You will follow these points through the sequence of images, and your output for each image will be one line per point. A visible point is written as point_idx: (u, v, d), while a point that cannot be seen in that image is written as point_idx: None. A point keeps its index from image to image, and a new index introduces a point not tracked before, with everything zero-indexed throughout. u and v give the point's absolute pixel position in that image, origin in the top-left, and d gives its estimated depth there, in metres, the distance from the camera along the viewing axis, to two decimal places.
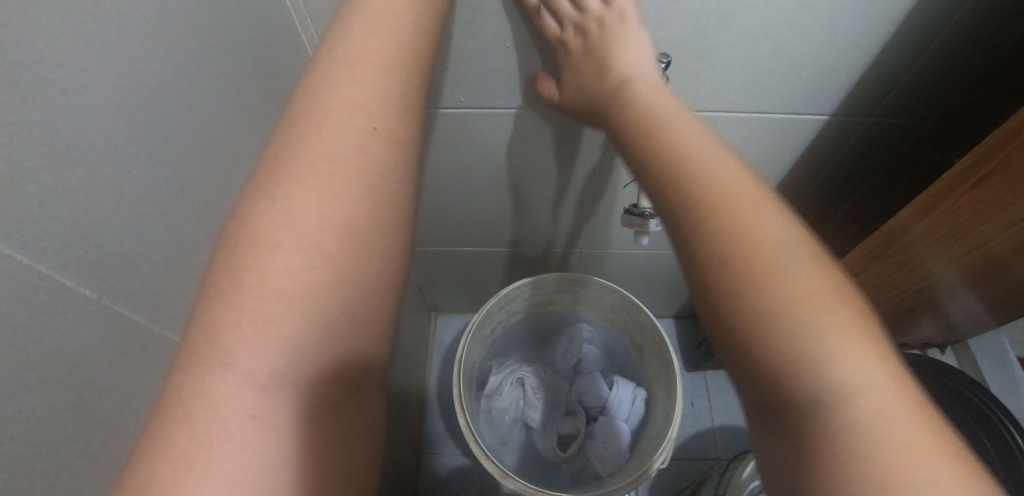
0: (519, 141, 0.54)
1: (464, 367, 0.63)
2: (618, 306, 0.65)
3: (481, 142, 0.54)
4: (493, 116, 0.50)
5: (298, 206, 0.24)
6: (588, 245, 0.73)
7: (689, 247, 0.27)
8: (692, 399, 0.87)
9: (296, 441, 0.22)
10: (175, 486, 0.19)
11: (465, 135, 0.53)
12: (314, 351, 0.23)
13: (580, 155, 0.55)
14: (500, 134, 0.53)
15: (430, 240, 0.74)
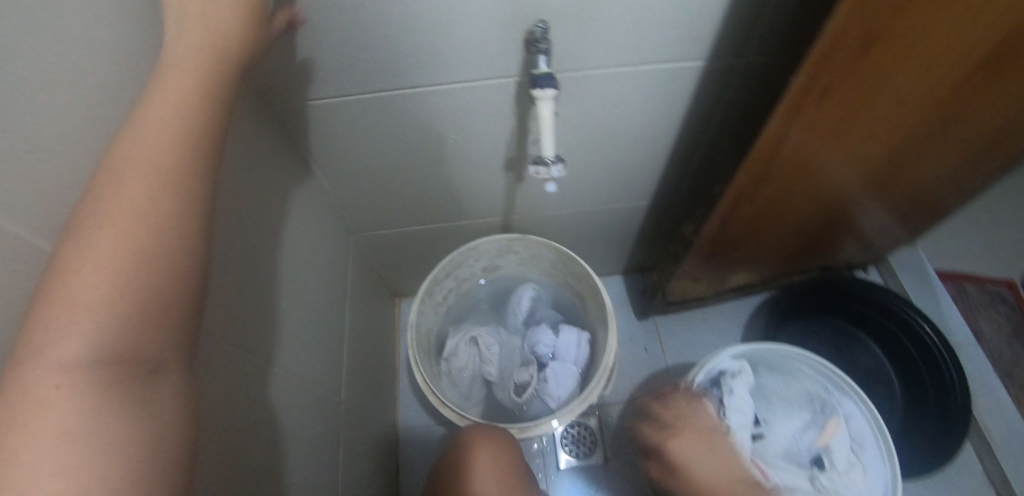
0: (439, 113, 0.60)
1: (418, 332, 0.69)
2: (554, 262, 0.74)
3: (406, 119, 0.60)
4: (413, 91, 0.56)
5: (112, 201, 0.23)
6: (525, 208, 0.79)
7: None
8: (646, 345, 0.94)
9: (127, 389, 0.22)
10: (12, 423, 0.19)
11: (392, 114, 0.59)
12: (150, 299, 0.23)
13: (495, 119, 0.62)
14: (421, 109, 0.59)
15: (379, 223, 0.80)
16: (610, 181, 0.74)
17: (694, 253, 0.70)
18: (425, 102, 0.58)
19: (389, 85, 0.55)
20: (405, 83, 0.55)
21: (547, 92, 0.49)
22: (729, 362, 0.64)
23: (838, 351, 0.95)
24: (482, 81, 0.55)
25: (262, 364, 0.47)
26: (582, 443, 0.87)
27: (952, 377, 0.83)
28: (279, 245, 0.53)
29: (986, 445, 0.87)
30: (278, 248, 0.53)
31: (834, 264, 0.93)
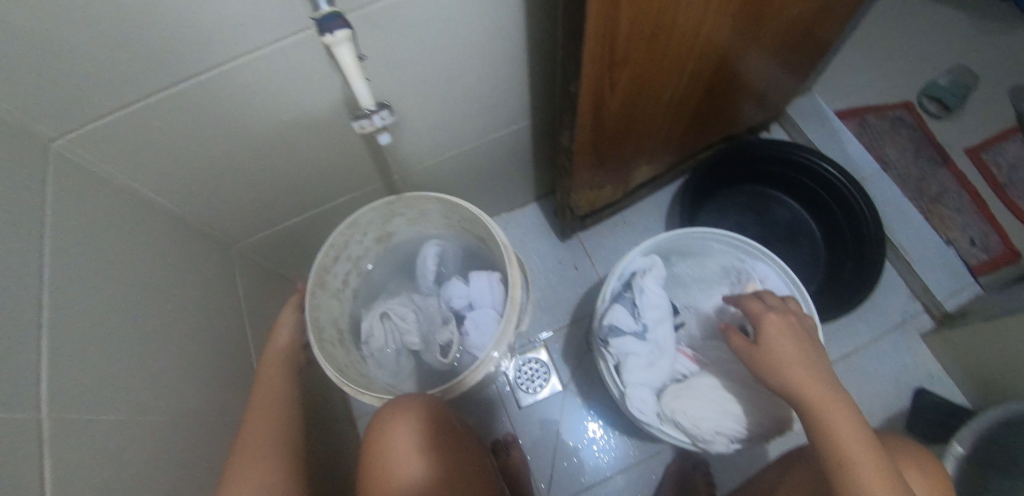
0: (246, 91, 0.52)
1: (322, 325, 0.65)
2: (443, 213, 0.69)
3: (213, 108, 0.53)
4: (202, 75, 0.48)
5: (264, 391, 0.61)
6: (401, 163, 0.74)
7: None
8: (576, 263, 0.92)
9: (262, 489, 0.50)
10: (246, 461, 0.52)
11: (194, 105, 0.51)
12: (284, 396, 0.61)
13: (317, 80, 0.54)
14: (224, 94, 0.51)
15: (251, 221, 0.74)
16: (475, 110, 0.68)
17: (581, 162, 0.66)
18: (222, 85, 0.50)
19: (169, 76, 0.46)
20: (186, 69, 0.46)
21: (339, 36, 0.41)
22: (640, 260, 0.61)
23: (758, 214, 0.95)
24: (277, 43, 0.47)
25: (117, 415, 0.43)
26: (535, 379, 0.87)
27: (863, 210, 0.83)
28: (102, 286, 0.48)
29: (906, 263, 0.91)
30: (101, 290, 0.47)
31: (735, 132, 0.91)
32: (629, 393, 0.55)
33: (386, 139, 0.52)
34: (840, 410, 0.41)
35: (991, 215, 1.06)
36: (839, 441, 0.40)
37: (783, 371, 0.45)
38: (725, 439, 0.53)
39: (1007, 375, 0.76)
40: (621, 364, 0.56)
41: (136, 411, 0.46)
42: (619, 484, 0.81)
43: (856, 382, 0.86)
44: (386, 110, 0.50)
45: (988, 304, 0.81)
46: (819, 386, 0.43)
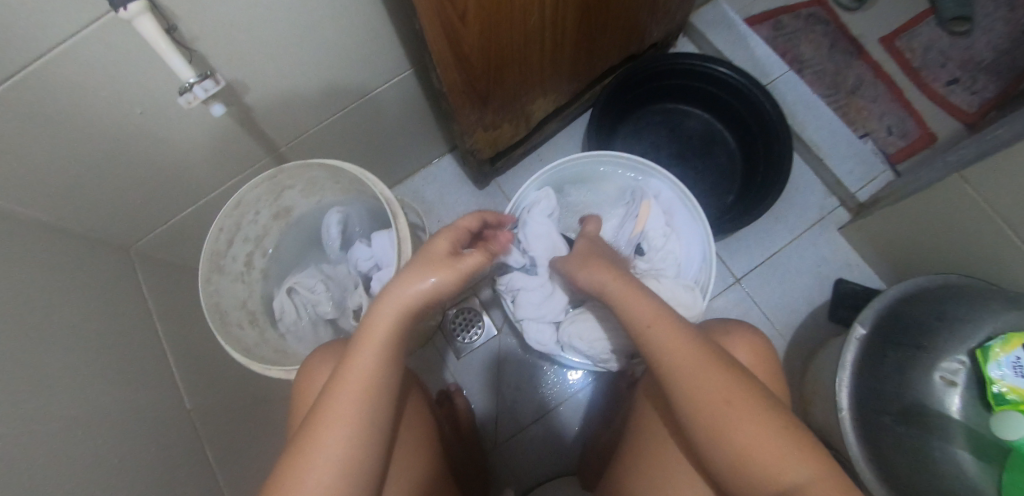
0: (79, 84, 0.48)
1: (228, 310, 0.65)
2: (332, 177, 0.67)
3: (49, 107, 0.49)
4: (17, 76, 0.44)
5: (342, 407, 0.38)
6: (288, 132, 0.72)
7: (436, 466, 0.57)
8: (496, 209, 0.94)
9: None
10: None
11: (24, 108, 0.48)
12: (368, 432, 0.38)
13: (156, 63, 0.50)
14: (52, 91, 0.48)
15: (145, 220, 0.72)
16: (349, 66, 0.65)
17: (460, 103, 0.66)
18: (51, 76, 0.46)
19: None
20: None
21: (134, 10, 0.39)
22: (530, 196, 0.62)
23: (672, 132, 0.95)
24: (87, 28, 0.43)
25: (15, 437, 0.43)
26: (470, 328, 0.88)
27: (769, 110, 0.83)
28: None
29: (819, 160, 0.92)
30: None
31: (638, 50, 0.88)
32: (524, 328, 0.59)
33: (219, 109, 0.51)
34: (654, 311, 0.42)
35: (906, 101, 1.07)
36: (660, 348, 0.41)
37: (582, 271, 0.50)
38: (618, 356, 0.56)
39: (914, 252, 0.79)
40: (516, 300, 0.59)
41: (36, 419, 0.45)
42: (562, 410, 0.85)
43: (778, 281, 0.89)
44: (210, 80, 0.48)
45: (896, 187, 0.82)
46: (635, 295, 0.44)
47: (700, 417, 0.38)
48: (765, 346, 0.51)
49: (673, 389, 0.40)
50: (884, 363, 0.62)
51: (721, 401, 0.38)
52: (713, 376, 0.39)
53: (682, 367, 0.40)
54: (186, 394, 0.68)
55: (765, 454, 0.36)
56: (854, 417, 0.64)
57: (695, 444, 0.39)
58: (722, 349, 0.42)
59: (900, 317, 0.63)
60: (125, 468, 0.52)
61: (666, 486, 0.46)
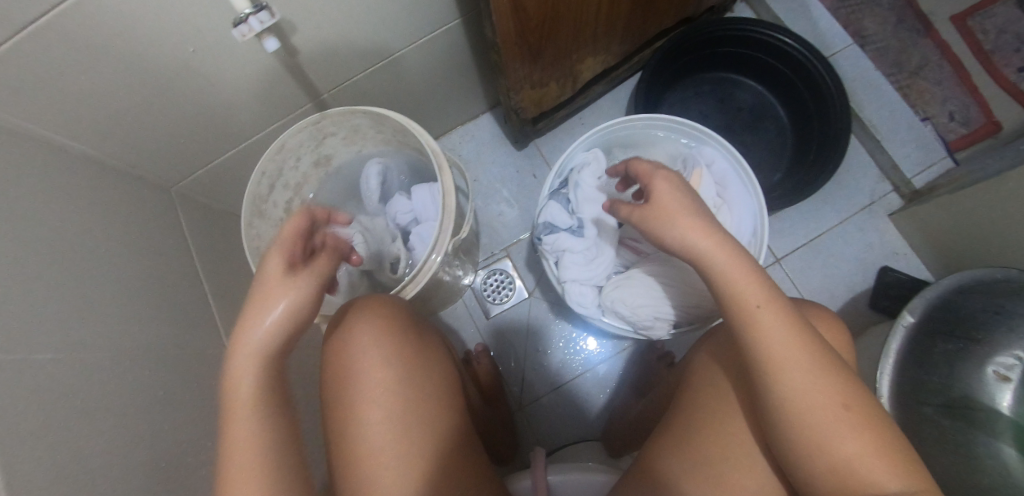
0: (132, 15, 0.47)
1: (269, 253, 0.65)
2: (374, 127, 0.66)
3: (102, 38, 0.49)
4: (72, 0, 0.43)
5: (248, 342, 0.39)
6: (333, 80, 0.71)
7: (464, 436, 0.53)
8: (534, 172, 0.93)
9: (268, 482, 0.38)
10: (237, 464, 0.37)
11: (74, 36, 0.47)
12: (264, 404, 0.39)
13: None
14: (106, 21, 0.47)
15: (189, 161, 0.73)
16: (398, 12, 0.63)
17: (510, 56, 0.63)
18: (104, 3, 0.45)
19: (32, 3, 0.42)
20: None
21: None
22: (579, 155, 0.60)
23: (721, 103, 0.91)
24: None
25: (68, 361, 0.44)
26: (501, 290, 0.88)
27: (829, 85, 0.78)
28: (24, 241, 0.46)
29: (876, 142, 0.87)
30: (24, 229, 0.46)
31: (693, 13, 0.84)
32: (567, 290, 0.58)
33: (271, 44, 0.50)
34: (764, 296, 0.38)
35: (970, 86, 0.99)
36: (773, 336, 0.37)
37: (663, 224, 0.41)
38: (664, 324, 0.56)
39: (968, 244, 0.75)
40: (561, 262, 0.58)
41: (81, 349, 0.46)
42: (589, 377, 0.86)
43: (820, 265, 0.86)
44: (267, 12, 0.47)
45: (958, 175, 0.78)
46: (735, 270, 0.39)
47: (811, 420, 0.36)
48: (834, 320, 0.49)
49: (779, 387, 0.37)
50: (931, 351, 0.60)
51: (840, 405, 0.36)
52: (827, 377, 0.36)
53: (794, 360, 0.36)
54: (224, 334, 0.70)
55: (875, 462, 0.35)
56: (895, 402, 0.59)
57: (788, 440, 0.37)
58: (827, 344, 0.39)
59: (954, 308, 0.60)
60: (163, 401, 0.54)
61: (721, 465, 0.44)
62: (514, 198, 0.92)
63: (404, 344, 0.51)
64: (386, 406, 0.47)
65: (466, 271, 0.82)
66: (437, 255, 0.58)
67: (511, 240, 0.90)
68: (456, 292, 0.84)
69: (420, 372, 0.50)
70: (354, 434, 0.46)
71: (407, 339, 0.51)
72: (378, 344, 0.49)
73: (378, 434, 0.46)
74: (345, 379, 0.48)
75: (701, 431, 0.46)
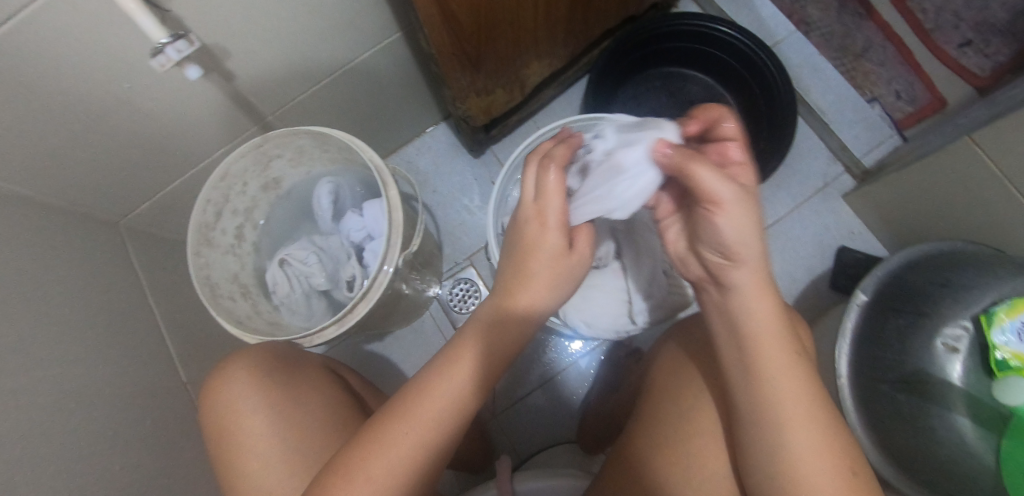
0: (51, 53, 0.46)
1: (220, 282, 0.64)
2: (320, 146, 0.65)
3: (22, 79, 0.47)
4: None
5: (417, 414, 0.39)
6: (276, 101, 0.70)
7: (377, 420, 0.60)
8: (493, 179, 0.93)
9: None
10: None
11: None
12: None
13: (129, 29, 0.48)
14: (25, 62, 0.46)
15: (134, 194, 0.71)
16: (335, 29, 0.63)
17: (449, 66, 0.63)
18: (20, 45, 0.44)
19: None
20: None
21: None
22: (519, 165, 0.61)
23: (672, 97, 0.92)
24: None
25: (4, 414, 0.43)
26: (468, 299, 0.88)
27: (772, 73, 0.80)
28: None
29: (824, 126, 0.89)
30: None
31: (636, 11, 0.85)
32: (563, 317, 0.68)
33: (195, 72, 0.49)
34: (785, 341, 0.38)
35: (914, 64, 1.00)
36: (780, 373, 0.37)
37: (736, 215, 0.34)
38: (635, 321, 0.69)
39: (918, 219, 0.77)
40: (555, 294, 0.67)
41: (32, 393, 0.45)
42: (562, 380, 0.86)
43: (780, 250, 0.87)
44: (183, 40, 0.46)
45: (904, 153, 0.80)
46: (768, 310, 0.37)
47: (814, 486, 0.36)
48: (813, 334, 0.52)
49: (782, 440, 0.37)
50: (884, 329, 0.61)
51: (846, 470, 0.36)
52: (837, 443, 0.37)
53: (797, 401, 0.37)
54: (181, 367, 0.69)
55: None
56: (854, 383, 0.61)
57: (769, 493, 0.38)
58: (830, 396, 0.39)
59: (904, 283, 0.61)
60: (119, 442, 0.53)
61: (691, 469, 0.45)
62: (475, 206, 0.92)
63: (283, 393, 0.50)
64: (276, 457, 0.47)
65: (429, 283, 0.82)
66: (388, 267, 0.57)
67: (474, 247, 0.90)
68: (420, 303, 0.84)
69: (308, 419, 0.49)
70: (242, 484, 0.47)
71: (286, 386, 0.50)
72: (253, 402, 0.49)
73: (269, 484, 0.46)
74: (225, 436, 0.49)
75: (679, 443, 0.46)
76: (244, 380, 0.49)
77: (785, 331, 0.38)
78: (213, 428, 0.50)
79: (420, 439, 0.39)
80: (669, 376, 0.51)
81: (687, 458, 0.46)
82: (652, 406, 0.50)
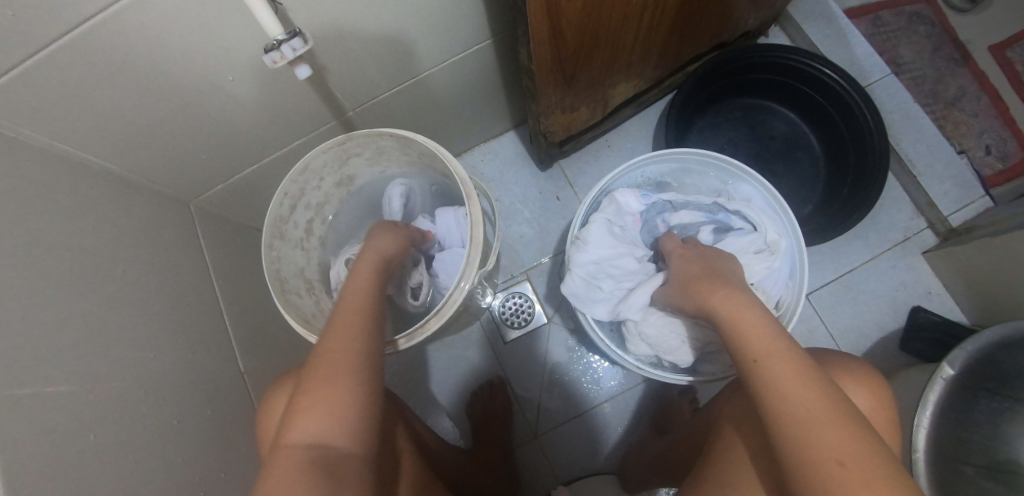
0: (159, 31, 0.46)
1: (290, 275, 0.63)
2: (401, 149, 0.64)
3: (128, 55, 0.47)
4: (100, 18, 0.42)
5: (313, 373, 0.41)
6: (360, 98, 0.70)
7: (417, 445, 0.61)
8: (558, 194, 0.91)
9: (329, 462, 0.38)
10: (299, 452, 0.37)
11: (101, 52, 0.45)
12: (327, 411, 0.39)
13: (238, 16, 0.47)
14: (135, 39, 0.46)
15: (210, 179, 0.71)
16: (430, 30, 0.61)
17: (544, 82, 0.61)
18: (130, 22, 0.43)
19: (65, 20, 0.41)
20: (83, 10, 0.40)
21: None
22: (610, 178, 0.58)
23: (751, 129, 0.89)
24: None
25: (86, 391, 0.44)
26: (520, 314, 0.87)
27: (867, 118, 0.76)
28: (40, 265, 0.44)
29: (911, 177, 0.85)
30: (26, 252, 0.44)
31: (728, 38, 0.81)
32: (580, 273, 0.53)
33: (304, 71, 0.48)
34: (777, 349, 0.40)
35: (1007, 118, 0.97)
36: (781, 382, 0.38)
37: (699, 294, 0.46)
38: (645, 345, 0.55)
39: (1006, 289, 0.72)
40: (580, 237, 0.54)
41: (92, 376, 0.45)
42: (607, 409, 0.83)
43: (850, 302, 0.83)
44: (298, 38, 0.45)
45: (999, 217, 0.75)
46: (765, 335, 0.41)
47: (808, 475, 0.34)
48: (885, 391, 0.49)
49: (787, 438, 0.36)
50: (977, 409, 0.58)
51: (830, 461, 0.34)
52: (837, 429, 0.35)
53: (798, 410, 0.37)
54: (240, 356, 0.68)
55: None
56: (931, 459, 0.58)
57: None
58: (854, 405, 0.37)
59: (999, 365, 0.58)
60: (180, 431, 0.53)
61: None
62: (536, 220, 0.90)
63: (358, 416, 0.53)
64: None
65: (485, 295, 0.80)
66: (464, 286, 0.56)
67: (531, 262, 0.88)
68: (474, 314, 0.83)
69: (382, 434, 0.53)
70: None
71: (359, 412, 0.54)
72: None
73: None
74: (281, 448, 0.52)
75: None
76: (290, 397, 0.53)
77: (795, 358, 0.40)
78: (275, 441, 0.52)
79: (340, 370, 0.41)
80: (717, 435, 0.51)
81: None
82: (709, 474, 0.49)
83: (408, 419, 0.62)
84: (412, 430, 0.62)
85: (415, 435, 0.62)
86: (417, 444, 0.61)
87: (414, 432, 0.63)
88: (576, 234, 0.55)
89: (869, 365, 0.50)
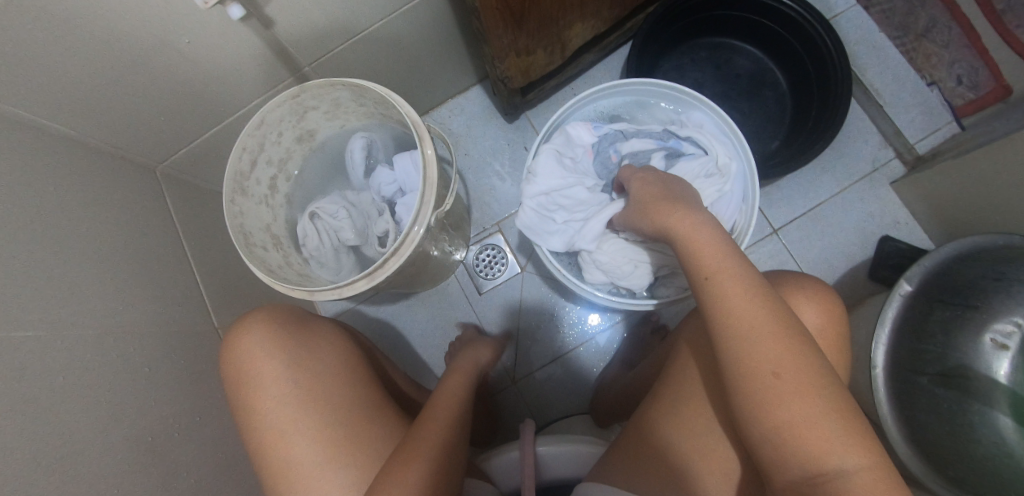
0: None
1: (257, 230, 0.64)
2: (356, 99, 0.64)
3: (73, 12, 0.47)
4: None
5: None
6: (316, 52, 0.69)
7: (381, 369, 0.65)
8: (526, 144, 0.91)
9: None
10: None
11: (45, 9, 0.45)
12: None
13: None
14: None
15: (173, 142, 0.72)
16: None
17: (492, 22, 0.60)
18: None
19: None
20: None
21: None
22: (561, 112, 0.58)
23: (717, 70, 0.88)
24: None
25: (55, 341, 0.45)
26: (493, 265, 0.88)
27: (829, 49, 0.75)
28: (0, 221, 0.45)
29: (878, 106, 0.86)
30: None
31: None
32: (533, 205, 0.54)
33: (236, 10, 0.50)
34: (731, 267, 0.40)
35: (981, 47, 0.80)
36: (729, 299, 0.39)
37: (651, 219, 0.46)
38: (601, 272, 0.56)
39: (969, 211, 0.73)
40: (533, 171, 0.55)
41: (63, 324, 0.47)
42: (586, 350, 0.85)
43: (817, 235, 0.84)
44: None
45: (964, 141, 0.76)
46: (719, 253, 0.41)
47: (746, 384, 0.37)
48: (833, 298, 0.50)
49: (729, 352, 0.38)
50: (930, 320, 0.59)
51: (768, 373, 0.36)
52: (777, 343, 0.37)
53: (743, 327, 0.38)
54: (213, 312, 0.71)
55: (810, 434, 0.35)
56: (890, 375, 0.59)
57: (759, 443, 0.37)
58: (794, 315, 0.39)
59: (953, 277, 0.59)
60: (154, 378, 0.55)
61: (688, 432, 0.46)
62: (506, 172, 0.91)
63: (302, 350, 0.52)
64: (288, 412, 0.49)
65: (456, 247, 0.82)
66: (419, 227, 0.57)
67: (503, 214, 0.89)
68: (447, 266, 0.84)
69: (313, 369, 0.52)
70: (279, 414, 0.49)
71: (304, 345, 0.53)
72: (267, 352, 0.51)
73: (288, 429, 0.49)
74: (244, 377, 0.51)
75: (673, 417, 0.48)
76: (256, 331, 0.52)
77: (746, 275, 0.40)
78: (243, 363, 0.51)
79: None
80: (673, 352, 0.52)
81: (685, 431, 0.46)
82: (664, 386, 0.50)
83: (366, 346, 0.65)
84: (374, 357, 0.65)
85: (375, 357, 0.65)
86: (378, 364, 0.65)
87: (376, 359, 0.66)
88: (528, 168, 0.56)
89: (821, 280, 0.52)
